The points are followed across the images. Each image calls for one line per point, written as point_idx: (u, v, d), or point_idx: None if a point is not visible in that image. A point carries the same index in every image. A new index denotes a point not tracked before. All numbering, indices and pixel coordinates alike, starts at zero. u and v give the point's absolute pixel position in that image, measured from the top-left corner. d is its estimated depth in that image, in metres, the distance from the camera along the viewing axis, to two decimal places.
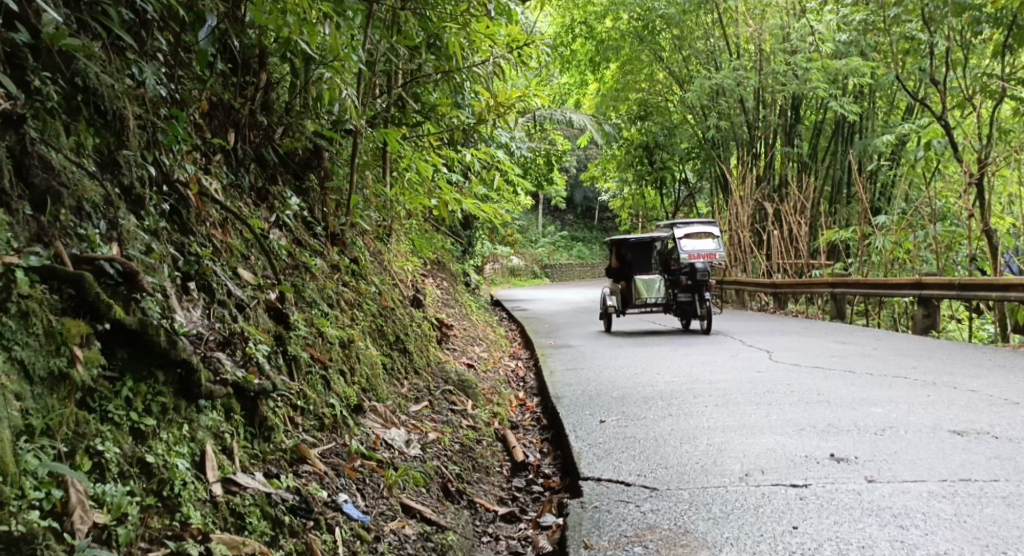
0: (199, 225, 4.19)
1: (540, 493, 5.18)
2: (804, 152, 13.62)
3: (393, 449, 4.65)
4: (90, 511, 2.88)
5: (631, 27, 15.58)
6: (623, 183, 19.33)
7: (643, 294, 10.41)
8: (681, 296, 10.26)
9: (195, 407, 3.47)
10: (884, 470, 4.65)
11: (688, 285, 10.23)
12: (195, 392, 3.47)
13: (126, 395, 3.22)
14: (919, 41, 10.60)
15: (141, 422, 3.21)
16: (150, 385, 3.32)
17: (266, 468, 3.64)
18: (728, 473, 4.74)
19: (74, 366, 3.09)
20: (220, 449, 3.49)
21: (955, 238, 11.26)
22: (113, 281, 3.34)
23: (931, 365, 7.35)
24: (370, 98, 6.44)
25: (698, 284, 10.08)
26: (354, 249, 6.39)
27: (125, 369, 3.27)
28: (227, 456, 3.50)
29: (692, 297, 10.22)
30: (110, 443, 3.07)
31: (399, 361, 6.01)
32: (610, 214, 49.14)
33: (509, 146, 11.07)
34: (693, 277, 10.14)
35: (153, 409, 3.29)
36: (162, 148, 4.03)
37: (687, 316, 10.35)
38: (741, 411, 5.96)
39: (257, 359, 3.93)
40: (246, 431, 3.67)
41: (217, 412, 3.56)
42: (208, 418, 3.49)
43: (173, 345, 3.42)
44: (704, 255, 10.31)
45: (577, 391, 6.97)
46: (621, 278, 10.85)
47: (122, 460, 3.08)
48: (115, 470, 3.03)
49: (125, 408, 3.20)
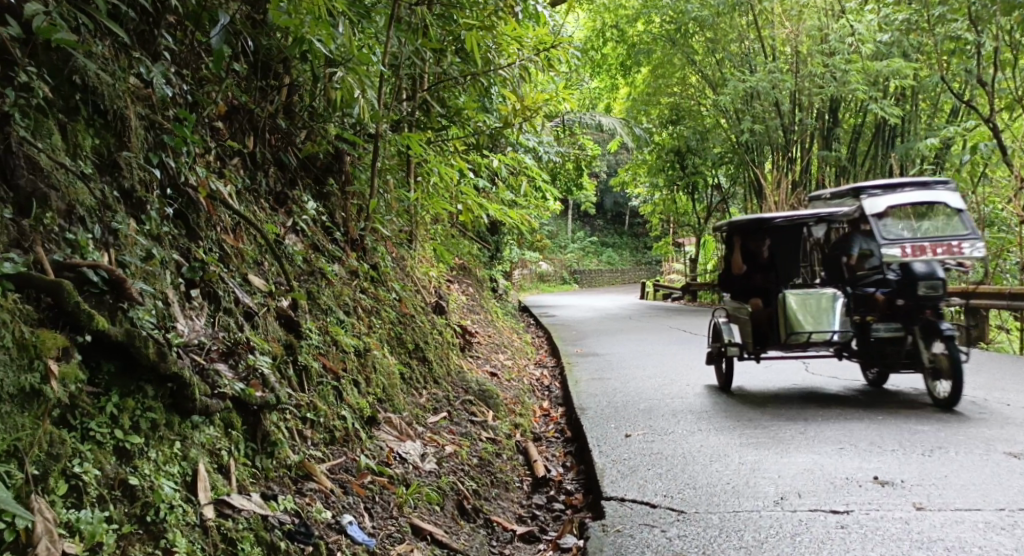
0: (209, 229, 4.04)
1: (561, 511, 4.99)
2: (842, 156, 13.09)
3: (408, 463, 4.48)
4: (59, 540, 2.76)
5: (663, 31, 15.36)
6: (653, 188, 19.11)
7: (803, 327, 6.31)
8: (878, 328, 6.18)
9: (189, 423, 3.32)
10: (934, 497, 4.42)
11: (894, 308, 6.16)
12: (189, 407, 3.32)
13: (110, 411, 3.08)
14: (966, 41, 10.29)
15: (126, 440, 3.07)
16: (139, 399, 3.17)
17: (266, 487, 3.49)
18: (762, 495, 4.52)
19: (47, 382, 2.95)
20: (216, 467, 3.34)
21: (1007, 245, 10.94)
22: (97, 290, 3.20)
23: (980, 380, 7.03)
24: (396, 101, 6.30)
25: (916, 307, 6.02)
26: (375, 254, 6.20)
27: (111, 385, 3.12)
28: (224, 475, 3.34)
29: (900, 329, 6.16)
30: (89, 464, 2.94)
31: (418, 371, 5.83)
32: (641, 219, 48.89)
33: (538, 150, 10.89)
34: (906, 293, 6.03)
35: (141, 426, 3.13)
36: (169, 147, 3.87)
37: (887, 363, 6.28)
38: (777, 427, 5.72)
39: (261, 370, 3.74)
40: (246, 447, 3.51)
41: (213, 428, 3.41)
42: (202, 434, 3.34)
43: (162, 358, 3.25)
44: (928, 248, 6.00)
45: (602, 403, 6.74)
46: (752, 291, 6.96)
47: (102, 483, 2.94)
48: (94, 494, 2.90)
49: (110, 425, 3.06)
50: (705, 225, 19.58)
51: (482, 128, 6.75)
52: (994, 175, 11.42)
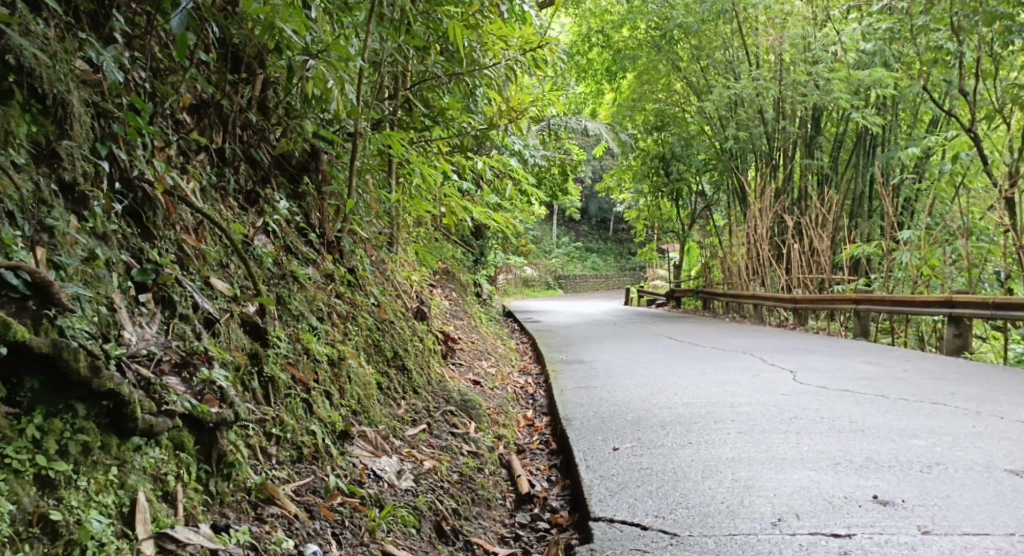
0: (166, 228, 3.76)
1: (545, 530, 4.67)
2: (824, 165, 12.76)
3: (382, 482, 4.21)
4: None
5: (649, 37, 15.20)
6: (638, 195, 18.88)
7: None
8: None
9: (130, 445, 3.10)
10: (939, 519, 4.14)
11: None
12: (129, 427, 3.10)
13: (32, 435, 2.89)
14: (948, 51, 9.91)
15: (50, 467, 2.89)
16: (68, 419, 2.98)
17: (219, 517, 3.23)
18: (759, 516, 4.23)
19: None
20: (160, 494, 3.12)
21: (987, 252, 9.95)
22: (19, 295, 2.98)
23: (971, 391, 6.63)
24: (376, 99, 6.00)
25: None
26: (352, 257, 5.87)
27: (35, 403, 2.93)
28: (169, 504, 3.12)
29: None
30: (3, 498, 2.76)
31: (397, 380, 5.51)
32: (626, 226, 48.71)
33: (523, 153, 10.56)
34: None
35: (69, 449, 2.95)
36: (121, 139, 3.60)
37: None
38: (769, 439, 5.37)
39: (218, 385, 3.46)
40: (197, 470, 3.27)
41: (159, 450, 3.18)
42: (143, 458, 3.12)
43: (95, 373, 3.04)
44: None
45: (590, 413, 6.43)
46: None
47: (17, 519, 2.77)
48: (7, 533, 2.73)
49: (32, 450, 2.88)
50: (689, 232, 19.29)
51: (466, 130, 6.50)
52: (971, 187, 10.95)
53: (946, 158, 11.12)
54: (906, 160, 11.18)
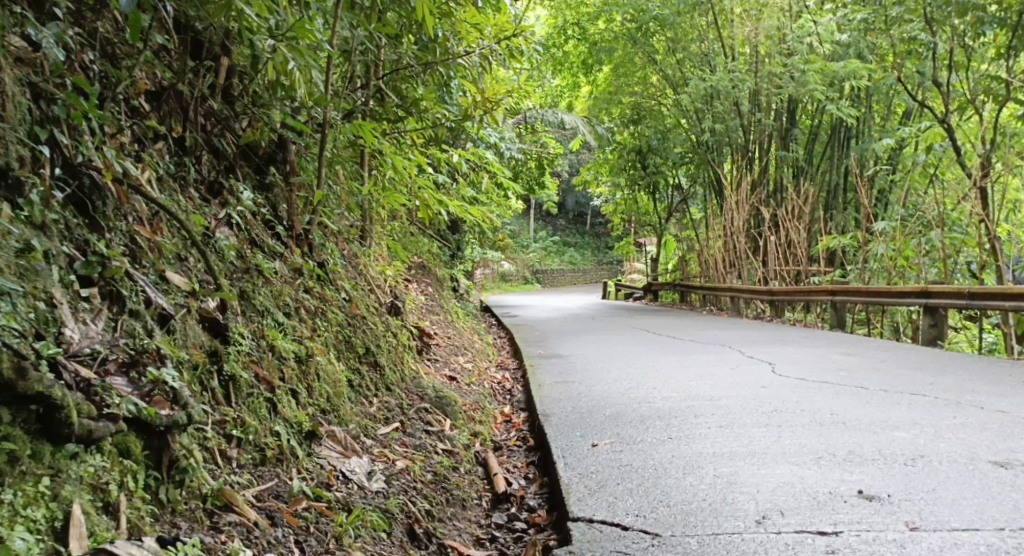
0: (116, 218, 3.58)
1: (523, 531, 4.47)
2: (800, 157, 12.63)
3: (351, 484, 4.02)
4: None
5: (624, 29, 14.99)
6: (615, 188, 18.71)
7: None
8: None
9: (65, 451, 2.96)
10: (926, 514, 3.99)
11: None
12: (64, 432, 2.96)
13: None
14: (921, 42, 9.69)
15: None
16: None
17: (166, 531, 3.08)
18: (742, 514, 4.05)
19: None
20: (101, 506, 2.97)
21: (958, 244, 9.81)
22: None
23: (950, 381, 6.51)
24: (347, 90, 5.79)
25: None
26: (322, 250, 5.63)
27: None
28: (111, 516, 2.97)
29: None
30: None
31: (369, 378, 5.30)
32: (603, 220, 48.70)
33: (499, 146, 10.31)
34: None
35: None
36: (63, 123, 3.46)
37: None
38: (750, 432, 5.20)
39: (167, 384, 3.29)
40: (146, 477, 3.12)
41: (101, 458, 3.03)
42: (80, 467, 2.97)
43: (21, 376, 2.90)
44: None
45: (567, 409, 6.26)
46: None
47: None
48: None
49: None
50: (666, 225, 19.15)
51: (440, 121, 6.30)
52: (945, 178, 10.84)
53: (920, 149, 11.07)
54: (880, 151, 11.07)
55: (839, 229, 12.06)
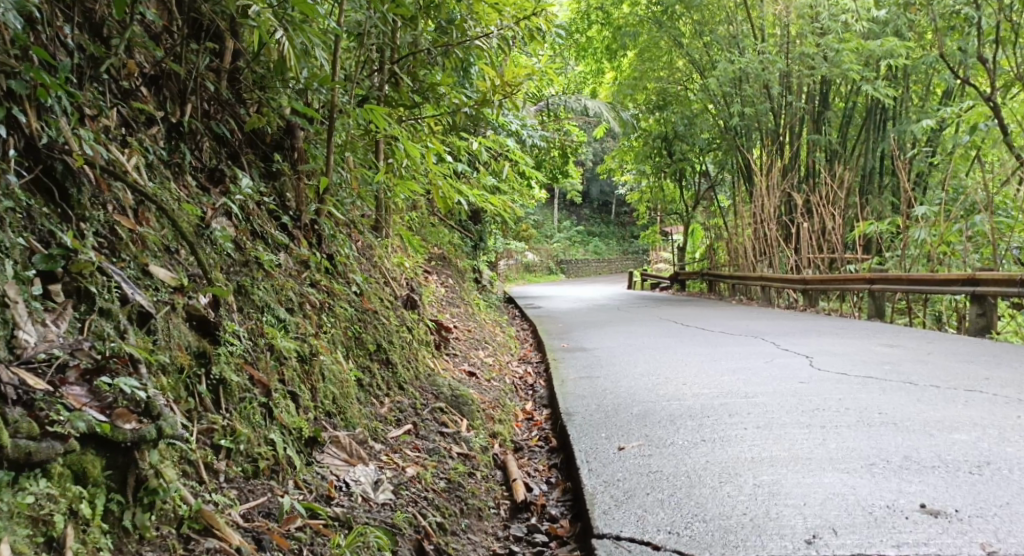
0: (91, 207, 3.33)
1: (544, 545, 4.10)
2: (833, 141, 12.14)
3: (355, 496, 3.69)
4: None
5: (650, 13, 14.54)
6: (641, 174, 18.30)
7: None
8: None
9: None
10: (1003, 534, 3.60)
11: None
12: None
13: None
14: (965, 17, 9.18)
15: None
16: None
17: None
18: (790, 533, 3.67)
19: None
20: (42, 542, 2.72)
21: (1003, 229, 9.32)
22: None
23: (1006, 375, 6.07)
24: (360, 73, 5.43)
25: None
26: (333, 241, 5.27)
27: None
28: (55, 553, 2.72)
29: None
30: None
31: (380, 377, 4.94)
32: (627, 209, 48.25)
33: (521, 133, 9.94)
34: None
35: None
36: (27, 101, 3.21)
37: None
38: (793, 434, 4.80)
39: (134, 393, 3.04)
40: (106, 501, 2.87)
41: (48, 483, 2.79)
42: (16, 497, 2.72)
43: None
44: None
45: (592, 407, 5.87)
46: None
47: None
48: None
49: None
50: (694, 213, 18.72)
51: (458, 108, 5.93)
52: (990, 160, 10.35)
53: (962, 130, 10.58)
54: (919, 134, 10.60)
55: (877, 216, 11.57)
